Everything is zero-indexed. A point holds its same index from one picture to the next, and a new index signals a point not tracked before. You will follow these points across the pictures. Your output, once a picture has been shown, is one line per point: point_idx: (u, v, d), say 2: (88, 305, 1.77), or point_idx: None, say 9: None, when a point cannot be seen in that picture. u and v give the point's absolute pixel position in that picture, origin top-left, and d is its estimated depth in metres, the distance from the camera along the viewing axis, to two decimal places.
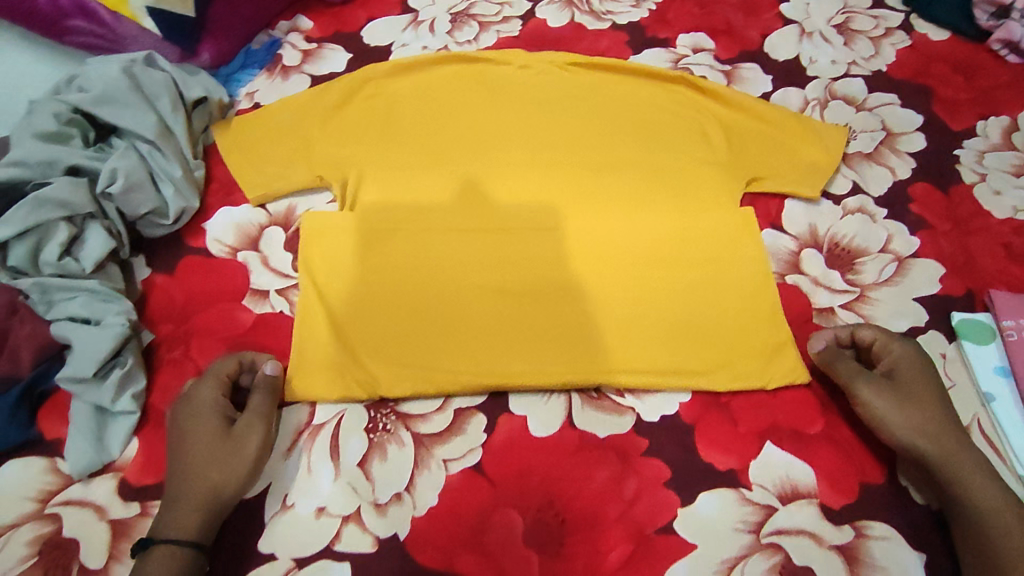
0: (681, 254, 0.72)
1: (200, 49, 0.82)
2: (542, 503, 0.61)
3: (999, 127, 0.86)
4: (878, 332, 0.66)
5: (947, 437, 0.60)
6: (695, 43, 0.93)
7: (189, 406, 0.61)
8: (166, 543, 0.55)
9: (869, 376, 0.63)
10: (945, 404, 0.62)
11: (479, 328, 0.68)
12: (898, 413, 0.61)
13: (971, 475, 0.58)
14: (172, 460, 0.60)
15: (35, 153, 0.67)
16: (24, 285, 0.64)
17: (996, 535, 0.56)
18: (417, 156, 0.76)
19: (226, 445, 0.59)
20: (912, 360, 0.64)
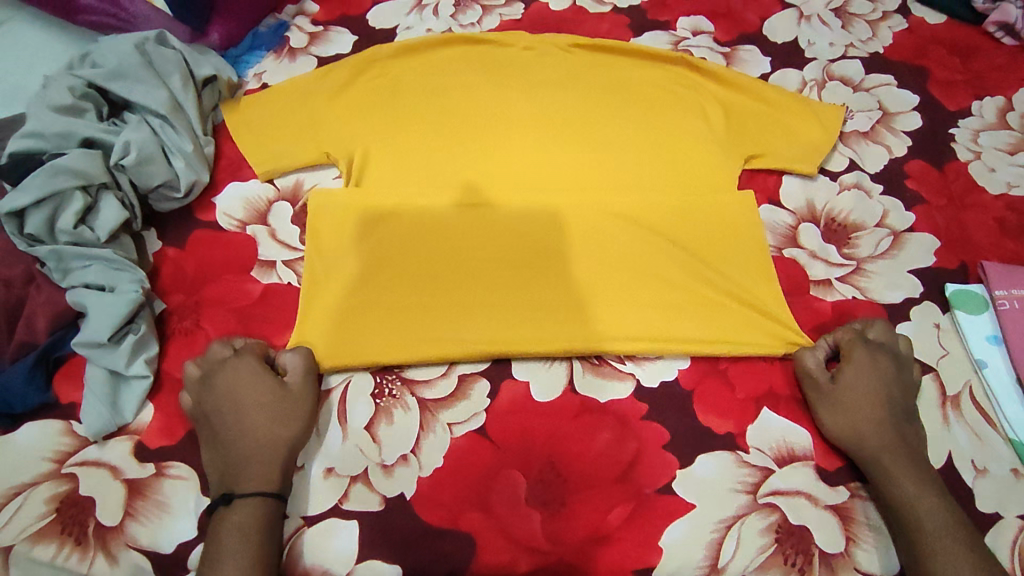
0: (680, 225, 0.73)
1: (209, 29, 0.85)
2: (544, 465, 0.63)
3: (994, 107, 0.87)
4: (848, 332, 0.68)
5: (890, 436, 0.62)
6: (695, 26, 0.94)
7: (219, 375, 0.63)
8: (248, 496, 0.57)
9: (825, 380, 0.65)
10: (887, 408, 0.63)
11: (481, 300, 0.69)
12: (833, 418, 0.64)
13: (903, 476, 0.60)
14: (234, 422, 0.61)
15: (49, 124, 0.69)
16: (41, 252, 0.66)
17: (921, 535, 0.57)
18: (422, 134, 0.77)
19: (283, 405, 0.62)
20: (861, 366, 0.65)
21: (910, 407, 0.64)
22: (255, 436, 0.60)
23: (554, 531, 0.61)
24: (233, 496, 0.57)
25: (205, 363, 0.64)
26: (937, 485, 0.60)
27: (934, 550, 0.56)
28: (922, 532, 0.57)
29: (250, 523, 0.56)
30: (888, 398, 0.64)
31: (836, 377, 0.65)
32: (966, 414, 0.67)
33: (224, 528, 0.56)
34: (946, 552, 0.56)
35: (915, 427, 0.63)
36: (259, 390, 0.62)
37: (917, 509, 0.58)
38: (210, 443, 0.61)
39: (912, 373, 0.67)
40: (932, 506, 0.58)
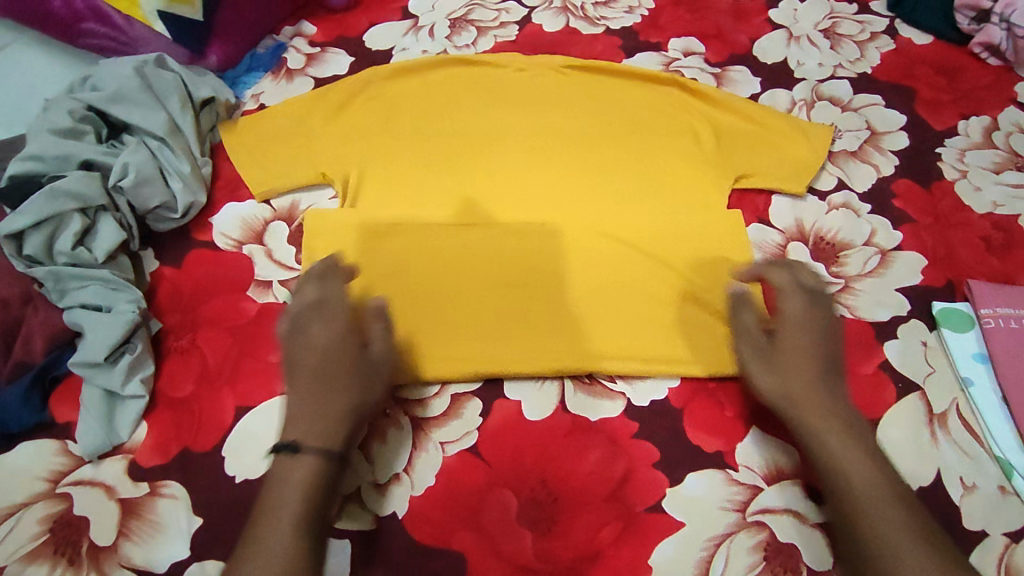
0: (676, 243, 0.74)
1: (208, 51, 0.86)
2: (535, 483, 0.64)
3: (980, 126, 0.88)
4: (784, 279, 0.63)
5: (823, 395, 0.56)
6: (686, 46, 0.96)
7: (315, 313, 0.59)
8: (313, 451, 0.52)
9: (760, 336, 0.62)
10: (823, 363, 0.58)
11: (479, 320, 0.70)
12: (765, 375, 0.59)
13: (834, 437, 0.54)
14: (312, 369, 0.56)
15: (49, 148, 0.70)
16: (39, 273, 0.67)
17: (848, 502, 0.52)
18: (417, 155, 0.79)
19: (363, 368, 0.58)
20: (798, 317, 0.60)
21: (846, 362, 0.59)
22: (336, 393, 0.55)
23: (545, 549, 0.61)
24: (300, 447, 0.52)
25: (302, 300, 0.60)
26: (878, 455, 0.54)
27: (865, 516, 0.50)
28: (851, 498, 0.51)
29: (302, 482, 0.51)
30: (820, 352, 0.58)
31: (772, 332, 0.61)
32: (954, 432, 0.67)
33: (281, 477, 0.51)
34: (881, 520, 0.49)
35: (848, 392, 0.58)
36: (346, 341, 0.58)
37: (848, 475, 0.52)
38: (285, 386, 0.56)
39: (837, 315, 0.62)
40: (870, 479, 0.52)
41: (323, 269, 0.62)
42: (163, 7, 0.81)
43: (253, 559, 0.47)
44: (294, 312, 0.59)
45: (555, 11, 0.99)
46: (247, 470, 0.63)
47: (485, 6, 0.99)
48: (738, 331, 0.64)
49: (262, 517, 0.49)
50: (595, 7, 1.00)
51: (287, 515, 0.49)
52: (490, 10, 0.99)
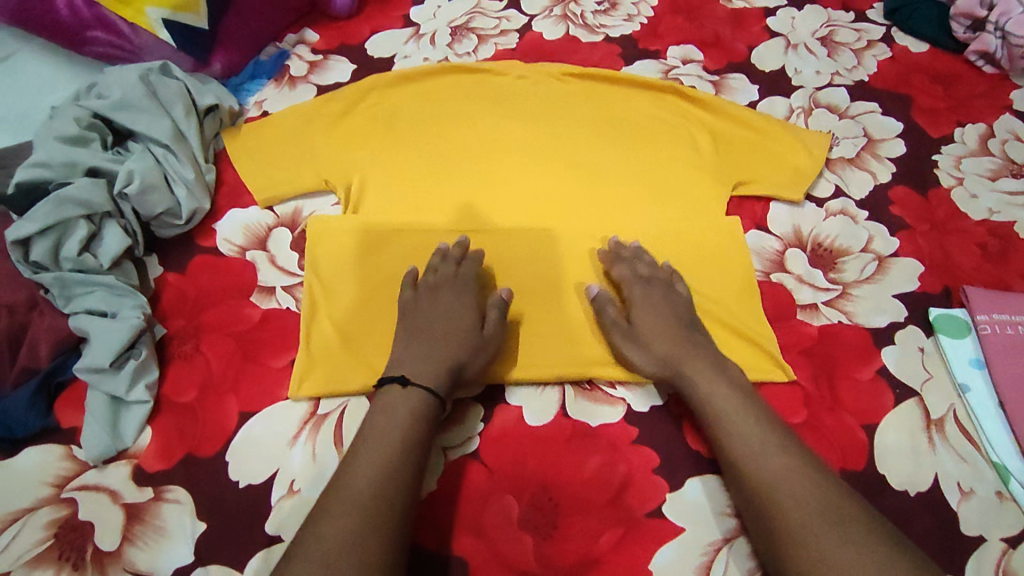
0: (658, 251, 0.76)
1: (212, 59, 0.87)
2: (536, 489, 0.64)
3: (975, 133, 0.89)
4: (628, 274, 0.72)
5: (697, 366, 0.65)
6: (684, 54, 0.97)
7: (444, 285, 0.69)
8: (420, 386, 0.61)
9: (625, 325, 0.69)
10: (677, 322, 0.68)
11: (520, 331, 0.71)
12: (639, 352, 0.68)
13: (700, 378, 0.64)
14: (418, 330, 0.66)
15: (55, 155, 0.71)
16: (44, 280, 0.67)
17: (724, 429, 0.60)
18: (419, 161, 0.80)
19: (472, 337, 0.66)
20: (647, 295, 0.70)
21: (704, 331, 0.69)
22: (438, 346, 0.65)
23: (546, 554, 0.61)
24: (410, 381, 0.61)
25: (434, 273, 0.70)
26: (758, 408, 0.61)
27: (736, 436, 0.59)
28: (722, 425, 0.61)
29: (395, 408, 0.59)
30: (681, 330, 0.68)
31: (634, 320, 0.69)
32: (951, 438, 0.68)
33: (388, 404, 0.59)
34: (748, 435, 0.59)
35: (729, 364, 0.67)
36: (464, 313, 0.68)
37: (716, 407, 0.62)
38: (403, 339, 0.66)
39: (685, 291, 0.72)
40: (753, 434, 0.59)
41: (455, 249, 0.72)
42: (167, 15, 0.82)
43: (360, 464, 0.55)
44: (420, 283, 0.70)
45: (555, 19, 1.00)
46: (250, 475, 0.64)
47: (486, 14, 1.00)
48: (604, 328, 0.70)
49: (370, 435, 0.57)
50: (595, 16, 1.01)
51: (392, 433, 0.57)
52: (491, 18, 1.00)
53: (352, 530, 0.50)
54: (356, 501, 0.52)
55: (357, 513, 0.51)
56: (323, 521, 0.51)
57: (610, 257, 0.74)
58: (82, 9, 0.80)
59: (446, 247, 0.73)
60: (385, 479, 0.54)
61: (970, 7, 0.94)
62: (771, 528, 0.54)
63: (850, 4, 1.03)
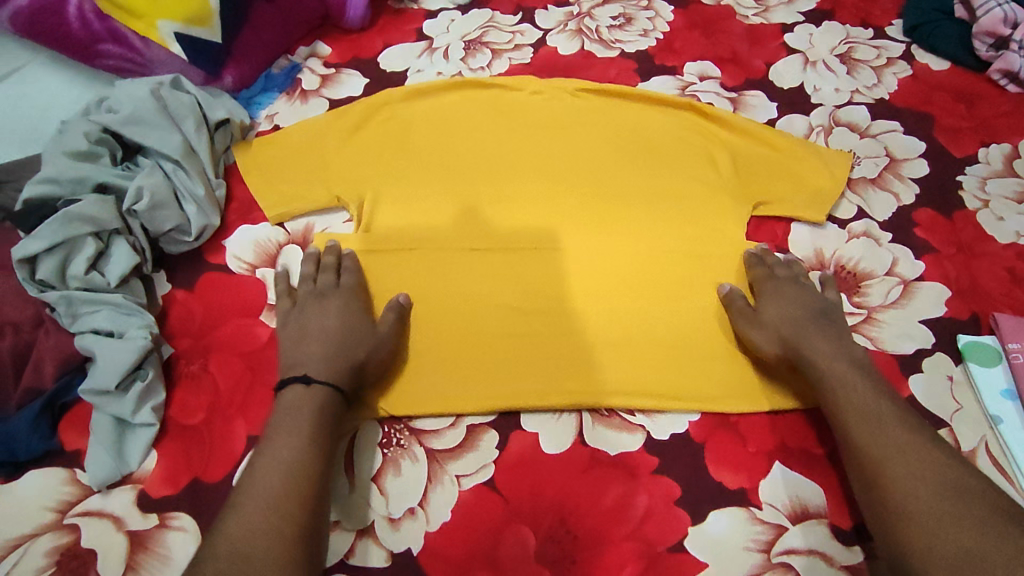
0: (743, 266, 0.75)
1: (224, 73, 0.86)
2: (553, 520, 0.62)
3: (1000, 154, 0.87)
4: (764, 272, 0.72)
5: (819, 349, 0.64)
6: (702, 70, 0.96)
7: (327, 292, 0.69)
8: (323, 385, 0.61)
9: (750, 311, 0.70)
10: (808, 309, 0.68)
11: (437, 344, 0.70)
12: (761, 332, 0.68)
13: (826, 361, 0.63)
14: (305, 333, 0.66)
15: (65, 170, 0.70)
16: (51, 298, 0.65)
17: (848, 412, 0.60)
18: (430, 177, 0.78)
19: (370, 337, 0.67)
20: (777, 284, 0.71)
21: (837, 323, 0.68)
22: (331, 342, 0.65)
23: None
24: (312, 379, 0.61)
25: (319, 284, 0.70)
26: (885, 393, 0.61)
27: (859, 419, 0.59)
28: (844, 407, 0.60)
29: (300, 408, 0.60)
30: (812, 318, 0.67)
31: (761, 306, 0.70)
32: (984, 471, 0.66)
33: (290, 402, 0.60)
34: (872, 418, 0.58)
35: (857, 352, 0.65)
36: (359, 317, 0.68)
37: (842, 389, 0.61)
38: (288, 349, 0.66)
39: (830, 293, 0.72)
40: (880, 417, 0.58)
41: (334, 260, 0.72)
42: (179, 28, 0.82)
43: (269, 462, 0.56)
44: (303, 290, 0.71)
45: (570, 33, 0.99)
46: None
47: (500, 28, 0.99)
48: (731, 318, 0.71)
49: (276, 433, 0.58)
50: (610, 30, 0.99)
51: (300, 433, 0.58)
52: (505, 32, 0.99)
53: (262, 525, 0.51)
54: (268, 498, 0.53)
55: (267, 510, 0.52)
56: (233, 522, 0.52)
57: (753, 257, 0.73)
58: (94, 22, 0.80)
59: (319, 252, 0.73)
60: (297, 475, 0.55)
61: (993, 25, 0.92)
62: (894, 510, 0.53)
63: (869, 20, 1.01)
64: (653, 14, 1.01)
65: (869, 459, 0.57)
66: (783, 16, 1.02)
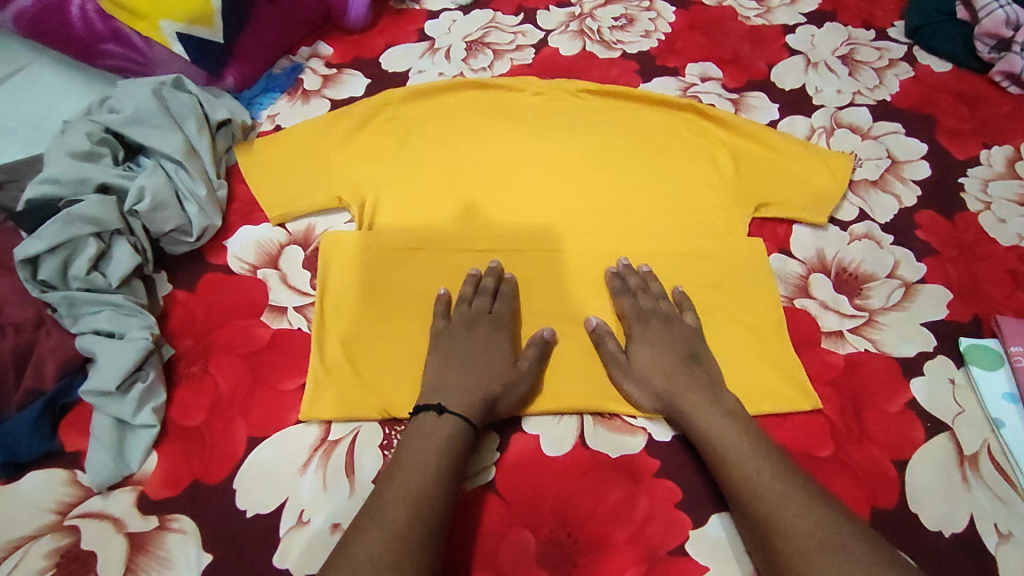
0: (605, 286, 0.73)
1: (225, 73, 0.86)
2: (554, 523, 0.62)
3: (1002, 156, 0.87)
4: (628, 304, 0.71)
5: (690, 399, 0.63)
6: (703, 72, 0.95)
7: (480, 318, 0.69)
8: (456, 415, 0.60)
9: (623, 359, 0.68)
10: (677, 351, 0.67)
11: (570, 373, 0.69)
12: (634, 383, 0.67)
13: (693, 407, 0.63)
14: (450, 359, 0.66)
15: (67, 171, 0.70)
16: (52, 299, 0.65)
17: (720, 460, 0.59)
18: (433, 178, 0.78)
19: (508, 376, 0.66)
20: (644, 324, 0.69)
21: (707, 364, 0.67)
22: (469, 379, 0.64)
23: None
24: (446, 410, 0.61)
25: (471, 308, 0.69)
26: (759, 440, 0.59)
27: (730, 467, 0.58)
28: (716, 455, 0.59)
29: (427, 436, 0.59)
30: (679, 365, 0.66)
31: (632, 356, 0.68)
32: (986, 475, 0.66)
33: (419, 430, 0.59)
34: (742, 464, 0.57)
35: (726, 392, 0.65)
36: (499, 349, 0.67)
37: (711, 438, 0.60)
38: (439, 372, 0.65)
39: (691, 321, 0.71)
40: (750, 462, 0.57)
41: (492, 283, 0.71)
42: (181, 28, 0.81)
43: (394, 487, 0.54)
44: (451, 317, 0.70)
45: (572, 34, 0.99)
46: (259, 504, 0.62)
47: (502, 29, 0.99)
48: (609, 372, 0.68)
49: (406, 460, 0.57)
50: (612, 31, 0.99)
51: (424, 461, 0.56)
52: (507, 33, 0.99)
53: (384, 558, 0.49)
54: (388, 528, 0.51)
55: (388, 540, 0.50)
56: (354, 544, 0.50)
57: (614, 284, 0.72)
58: (96, 21, 0.80)
59: (478, 274, 0.72)
60: (421, 503, 0.53)
61: (995, 26, 0.92)
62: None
63: (871, 21, 1.01)
64: (654, 15, 1.01)
65: (754, 520, 0.55)
66: (785, 17, 1.01)
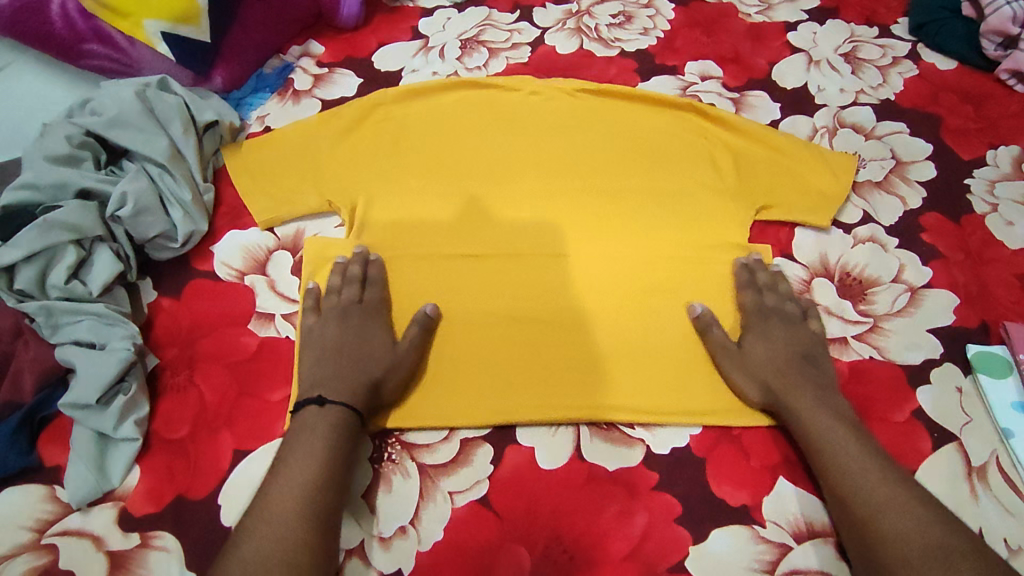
0: (731, 277, 0.72)
1: (212, 73, 0.83)
2: (549, 540, 0.60)
3: (1009, 157, 0.85)
4: (752, 299, 0.70)
5: (802, 398, 0.63)
6: (703, 70, 0.93)
7: (351, 308, 0.67)
8: (338, 405, 0.60)
9: (734, 349, 0.67)
10: (796, 352, 0.66)
11: (455, 359, 0.68)
12: (742, 374, 0.66)
13: (806, 408, 0.62)
14: (325, 350, 0.65)
15: (45, 176, 0.68)
16: (30, 308, 0.63)
17: (829, 461, 0.59)
18: (424, 180, 0.76)
19: (391, 358, 0.65)
20: (763, 319, 0.69)
21: (823, 368, 0.66)
22: (352, 367, 0.63)
23: None
24: (327, 401, 0.60)
25: (345, 298, 0.68)
26: (871, 446, 0.59)
27: (839, 468, 0.58)
28: (824, 456, 0.59)
29: (315, 427, 0.59)
30: (796, 364, 0.65)
31: (744, 349, 0.67)
32: (995, 488, 0.64)
33: (302, 422, 0.59)
34: (854, 467, 0.57)
35: (838, 396, 0.64)
36: (377, 334, 0.66)
37: (823, 439, 0.60)
38: (323, 362, 0.64)
39: (815, 328, 0.69)
40: (861, 467, 0.57)
41: (360, 269, 0.69)
42: (167, 28, 0.80)
43: (285, 481, 0.55)
44: (323, 305, 0.69)
45: (569, 32, 0.96)
46: None
47: (497, 27, 0.97)
48: (714, 358, 0.67)
49: (292, 454, 0.57)
50: (610, 29, 0.97)
51: (313, 452, 0.57)
52: (502, 31, 0.96)
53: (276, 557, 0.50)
54: (280, 526, 0.52)
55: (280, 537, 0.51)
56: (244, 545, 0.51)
57: (742, 276, 0.71)
58: (77, 21, 0.78)
59: (345, 262, 0.70)
60: (313, 497, 0.55)
61: (1001, 23, 0.89)
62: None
63: (875, 18, 0.99)
64: (653, 13, 0.99)
65: (857, 518, 0.56)
66: (787, 14, 0.99)
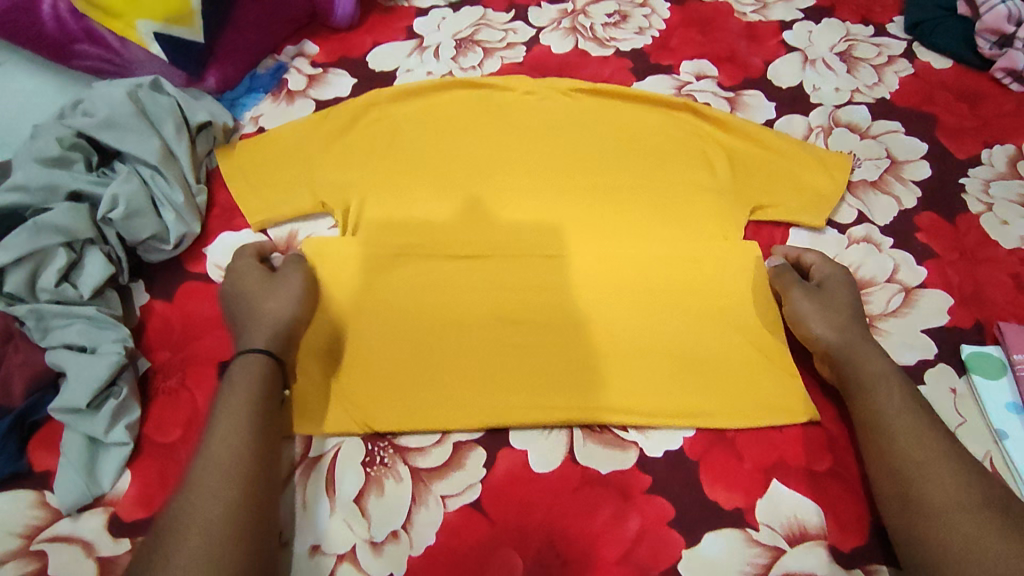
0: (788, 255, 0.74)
1: (206, 74, 0.83)
2: (542, 544, 0.60)
3: (1004, 156, 0.85)
4: (819, 258, 0.72)
5: (864, 344, 0.65)
6: (698, 70, 0.93)
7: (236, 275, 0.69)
8: (251, 355, 0.62)
9: (810, 289, 0.69)
10: (859, 309, 0.69)
11: (438, 357, 0.67)
12: (814, 311, 0.67)
13: (867, 355, 0.64)
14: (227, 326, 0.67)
15: (35, 178, 0.67)
16: (20, 312, 0.63)
17: (879, 409, 0.61)
18: (417, 181, 0.75)
19: (276, 295, 0.66)
20: (836, 273, 0.71)
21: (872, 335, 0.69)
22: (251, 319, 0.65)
23: None
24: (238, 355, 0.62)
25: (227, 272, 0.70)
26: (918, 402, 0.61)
27: (886, 418, 0.60)
28: (875, 404, 0.61)
29: (242, 380, 0.60)
30: (859, 318, 0.67)
31: (825, 289, 0.69)
32: None
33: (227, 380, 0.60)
34: (901, 418, 0.59)
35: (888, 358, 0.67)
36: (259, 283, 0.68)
37: (877, 389, 0.62)
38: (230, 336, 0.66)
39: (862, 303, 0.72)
40: (908, 420, 0.59)
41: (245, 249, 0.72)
42: (159, 28, 0.78)
43: (220, 437, 0.56)
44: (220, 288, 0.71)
45: (564, 31, 0.96)
46: None
47: (492, 26, 0.96)
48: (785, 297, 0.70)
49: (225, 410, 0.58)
50: (605, 28, 0.97)
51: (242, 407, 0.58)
52: (497, 30, 0.96)
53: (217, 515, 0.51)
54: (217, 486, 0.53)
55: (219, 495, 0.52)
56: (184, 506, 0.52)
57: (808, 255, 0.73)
58: (68, 21, 0.76)
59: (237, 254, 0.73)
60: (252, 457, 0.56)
61: (997, 22, 0.89)
62: (917, 512, 0.55)
63: (870, 16, 0.98)
64: (649, 11, 0.98)
65: (896, 466, 0.57)
66: (783, 12, 0.99)
